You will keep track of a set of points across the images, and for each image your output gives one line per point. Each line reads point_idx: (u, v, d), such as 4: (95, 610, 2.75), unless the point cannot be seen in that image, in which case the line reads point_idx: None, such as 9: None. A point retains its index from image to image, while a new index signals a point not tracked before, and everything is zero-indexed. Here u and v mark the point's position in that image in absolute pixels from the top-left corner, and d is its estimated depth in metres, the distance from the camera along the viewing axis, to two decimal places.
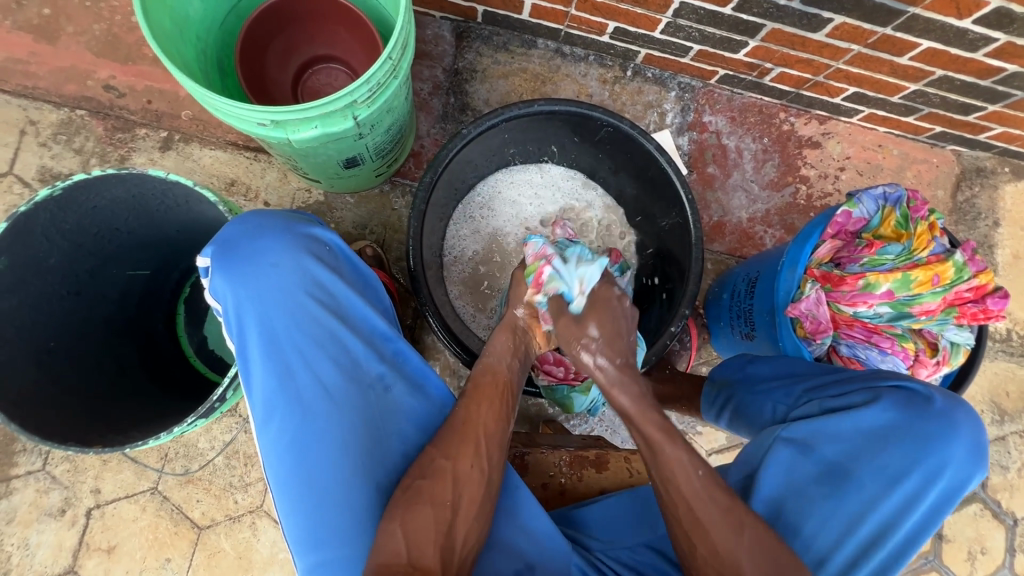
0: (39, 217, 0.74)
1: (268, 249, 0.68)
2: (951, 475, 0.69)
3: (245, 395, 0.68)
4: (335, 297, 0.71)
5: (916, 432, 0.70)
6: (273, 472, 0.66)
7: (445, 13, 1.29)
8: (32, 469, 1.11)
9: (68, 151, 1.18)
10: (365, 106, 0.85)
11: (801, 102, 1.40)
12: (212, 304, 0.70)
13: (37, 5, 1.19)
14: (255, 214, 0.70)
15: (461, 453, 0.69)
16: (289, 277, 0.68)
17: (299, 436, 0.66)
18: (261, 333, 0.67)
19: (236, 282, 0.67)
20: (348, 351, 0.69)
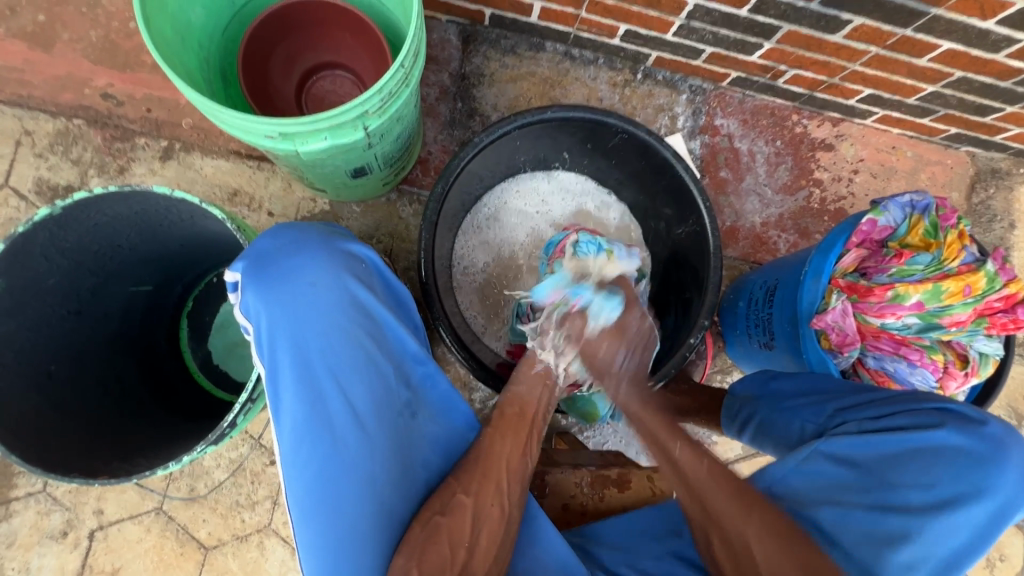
0: (38, 237, 0.71)
1: (306, 266, 0.64)
2: (1004, 500, 0.65)
3: (270, 417, 0.63)
4: (372, 318, 0.67)
5: (963, 452, 0.67)
6: (294, 500, 0.62)
7: (452, 16, 1.25)
8: (33, 491, 1.08)
9: (65, 162, 1.15)
10: (376, 116, 0.82)
11: (814, 104, 1.38)
12: (239, 321, 0.66)
13: (31, 12, 1.15)
14: (291, 230, 0.66)
15: (484, 491, 0.68)
16: (327, 297, 0.64)
17: (324, 463, 0.62)
18: (292, 354, 0.62)
19: (272, 300, 0.62)
20: (381, 377, 0.66)
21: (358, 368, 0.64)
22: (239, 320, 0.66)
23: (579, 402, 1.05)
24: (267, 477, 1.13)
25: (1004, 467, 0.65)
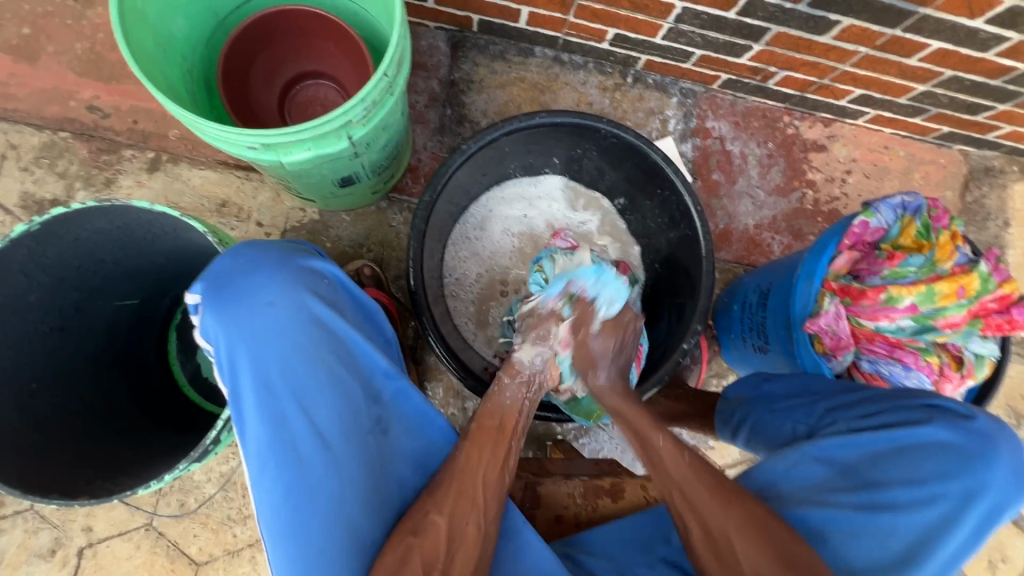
0: (17, 254, 0.70)
1: (265, 287, 0.61)
2: (994, 498, 0.64)
3: (236, 440, 0.62)
4: (336, 335, 0.65)
5: (952, 449, 0.67)
6: (265, 521, 0.60)
7: (440, 22, 1.25)
8: (20, 509, 1.07)
9: (51, 175, 1.14)
10: (360, 125, 0.81)
11: (805, 105, 1.37)
12: (201, 344, 0.64)
13: (16, 25, 1.15)
14: (250, 247, 0.64)
15: (457, 510, 0.66)
16: (285, 318, 0.62)
17: (294, 487, 0.60)
18: (256, 377, 0.61)
19: (229, 323, 0.60)
20: (348, 396, 0.64)
21: (324, 386, 0.63)
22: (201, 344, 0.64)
23: (583, 401, 0.93)
24: None
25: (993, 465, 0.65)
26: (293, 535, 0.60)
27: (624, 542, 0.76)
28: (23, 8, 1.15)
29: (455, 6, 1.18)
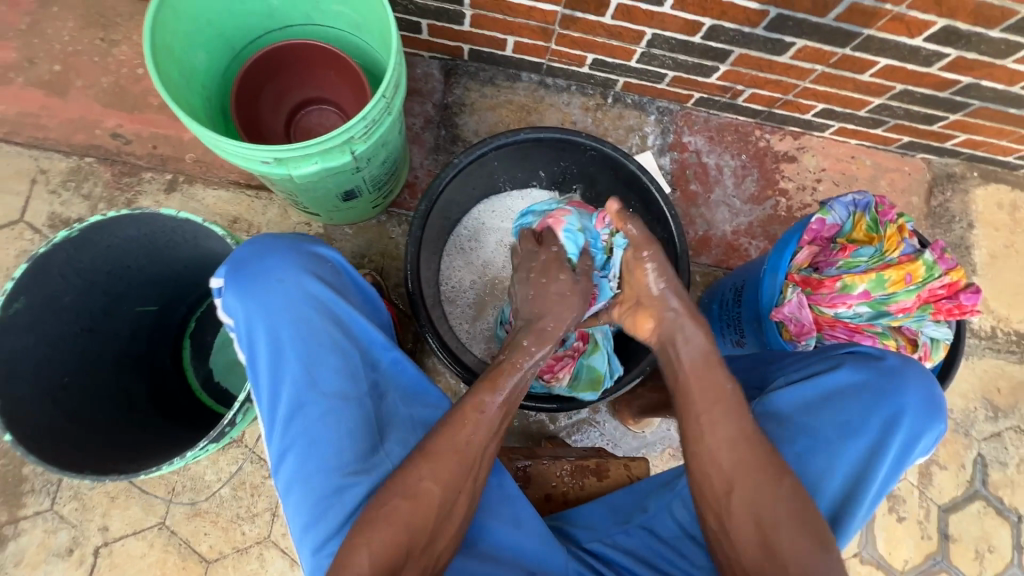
0: (57, 258, 0.79)
1: (276, 265, 0.69)
2: (911, 424, 0.72)
3: (256, 405, 0.69)
4: (337, 308, 0.71)
5: (870, 387, 0.74)
6: (281, 476, 0.67)
7: (433, 52, 1.37)
8: (41, 510, 1.12)
9: (77, 197, 1.23)
10: (362, 141, 0.91)
11: (774, 120, 1.48)
12: (225, 323, 0.72)
13: (48, 63, 1.26)
14: (263, 235, 0.72)
15: (450, 480, 0.65)
16: (292, 291, 0.69)
17: (302, 443, 0.66)
18: (270, 347, 0.68)
19: (247, 297, 0.68)
20: (350, 361, 0.70)
21: (326, 353, 0.68)
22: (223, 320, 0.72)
23: (580, 374, 1.06)
24: (266, 490, 1.17)
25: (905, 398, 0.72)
26: (307, 490, 0.65)
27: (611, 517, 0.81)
28: (55, 48, 1.27)
29: (446, 37, 1.30)
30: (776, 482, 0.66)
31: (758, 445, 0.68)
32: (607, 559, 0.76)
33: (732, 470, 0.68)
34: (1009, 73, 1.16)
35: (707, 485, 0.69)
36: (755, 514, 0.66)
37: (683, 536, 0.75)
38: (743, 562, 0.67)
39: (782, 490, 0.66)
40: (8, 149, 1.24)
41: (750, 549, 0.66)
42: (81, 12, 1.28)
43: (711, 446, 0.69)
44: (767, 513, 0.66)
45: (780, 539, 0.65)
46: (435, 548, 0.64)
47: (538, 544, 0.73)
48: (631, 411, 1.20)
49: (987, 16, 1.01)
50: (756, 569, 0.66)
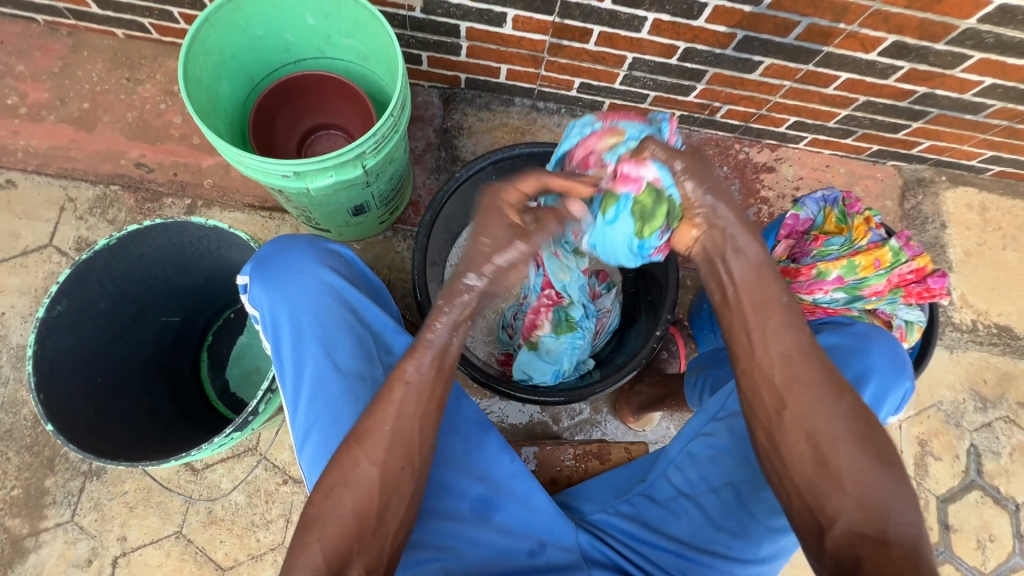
0: (96, 264, 0.86)
1: (299, 259, 0.77)
2: (877, 381, 0.80)
3: (281, 388, 0.76)
4: (351, 297, 0.78)
5: (839, 349, 0.83)
6: (304, 452, 0.72)
7: (433, 82, 1.49)
8: (61, 521, 1.16)
9: (102, 222, 1.32)
10: (372, 156, 1.00)
11: (751, 134, 1.58)
12: (254, 316, 0.80)
13: (78, 101, 1.37)
14: (286, 235, 0.81)
15: (389, 459, 0.67)
16: (312, 281, 0.76)
17: (321, 421, 0.72)
18: (291, 333, 0.75)
19: (272, 289, 0.76)
20: (365, 344, 0.76)
21: (342, 337, 0.75)
22: (252, 312, 0.80)
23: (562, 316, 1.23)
24: (280, 497, 1.20)
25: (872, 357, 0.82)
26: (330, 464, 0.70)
27: (613, 491, 0.91)
28: (84, 87, 1.38)
29: (445, 67, 1.42)
30: (835, 398, 0.69)
31: (814, 361, 0.71)
32: (613, 528, 0.85)
33: (788, 383, 0.71)
34: (959, 82, 1.27)
35: (761, 401, 0.72)
36: (811, 427, 0.69)
37: (678, 497, 0.85)
38: (792, 477, 0.69)
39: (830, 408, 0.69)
40: (39, 180, 1.33)
41: (803, 463, 0.68)
42: (109, 55, 1.40)
43: (767, 361, 0.72)
44: (825, 427, 0.68)
45: (838, 454, 0.67)
46: (386, 524, 0.66)
47: (546, 517, 0.81)
48: (631, 408, 1.25)
49: (931, 31, 1.13)
50: (807, 483, 0.68)
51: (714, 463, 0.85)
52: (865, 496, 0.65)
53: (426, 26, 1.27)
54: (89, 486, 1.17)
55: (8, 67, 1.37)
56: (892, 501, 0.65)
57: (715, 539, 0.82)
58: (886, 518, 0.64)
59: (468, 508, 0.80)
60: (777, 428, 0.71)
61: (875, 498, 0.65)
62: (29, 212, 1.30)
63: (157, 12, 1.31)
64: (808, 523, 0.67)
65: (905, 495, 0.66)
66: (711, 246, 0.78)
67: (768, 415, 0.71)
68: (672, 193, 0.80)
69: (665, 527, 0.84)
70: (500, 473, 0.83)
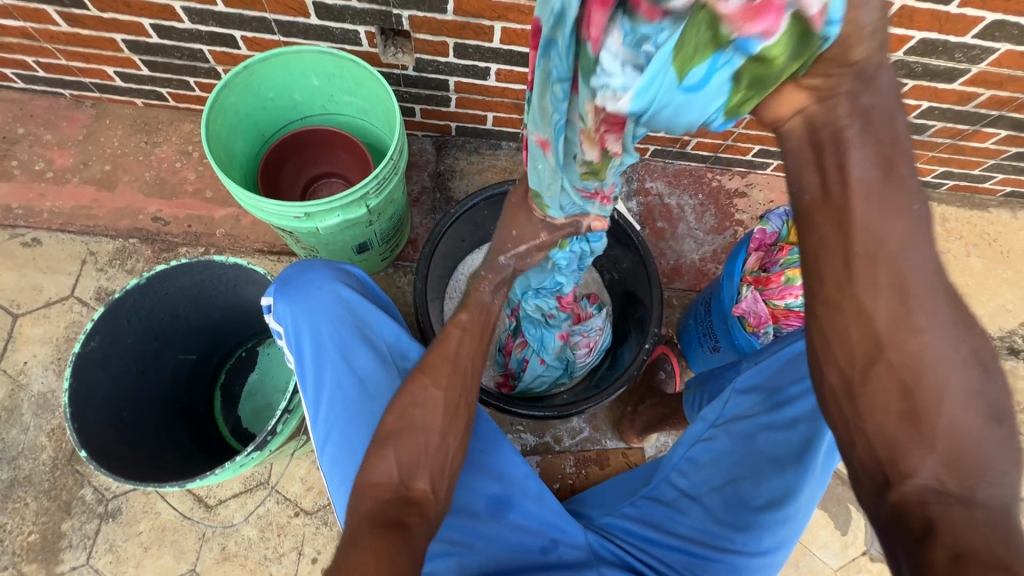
0: (127, 302, 0.94)
1: (317, 278, 0.85)
2: None
3: (303, 396, 0.83)
4: (364, 311, 0.85)
5: None
6: (327, 456, 0.79)
7: (426, 131, 1.62)
8: (77, 564, 1.18)
9: (121, 273, 1.40)
10: (375, 196, 1.10)
11: (722, 162, 1.70)
12: (278, 331, 0.87)
13: (100, 164, 1.49)
14: (306, 260, 0.89)
15: (450, 385, 0.76)
16: (329, 297, 0.84)
17: (342, 426, 0.78)
18: (312, 346, 0.82)
19: (294, 306, 0.84)
20: (379, 354, 0.83)
21: (358, 347, 0.82)
22: (275, 328, 0.88)
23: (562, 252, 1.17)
24: (292, 529, 1.23)
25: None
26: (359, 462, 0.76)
27: (616, 495, 0.98)
28: (106, 151, 1.50)
29: (436, 117, 1.56)
30: (951, 340, 0.50)
31: (938, 290, 0.50)
32: (620, 529, 0.91)
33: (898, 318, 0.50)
34: None
35: (845, 341, 0.53)
36: (909, 375, 0.51)
37: (682, 498, 0.91)
38: (867, 431, 0.53)
39: (942, 357, 0.50)
40: (63, 237, 1.42)
41: (887, 419, 0.52)
42: (129, 122, 1.53)
43: (868, 289, 0.51)
44: (930, 374, 0.50)
45: (937, 409, 0.50)
46: (448, 444, 0.73)
47: (555, 515, 0.88)
48: (634, 430, 1.29)
49: None
50: (886, 438, 0.52)
51: (714, 464, 0.91)
52: (955, 455, 0.50)
53: (418, 82, 1.41)
54: (105, 528, 1.20)
55: (36, 137, 1.50)
56: (987, 462, 0.51)
57: (720, 534, 0.86)
58: (975, 481, 0.50)
59: (484, 505, 0.86)
60: (860, 376, 0.53)
61: (967, 457, 0.50)
62: (52, 267, 1.39)
63: (174, 82, 1.45)
64: (871, 477, 0.53)
65: (1010, 457, 0.50)
66: (821, 116, 0.52)
67: (854, 358, 0.53)
68: (829, 36, 0.45)
69: (671, 525, 0.89)
70: (513, 473, 0.88)
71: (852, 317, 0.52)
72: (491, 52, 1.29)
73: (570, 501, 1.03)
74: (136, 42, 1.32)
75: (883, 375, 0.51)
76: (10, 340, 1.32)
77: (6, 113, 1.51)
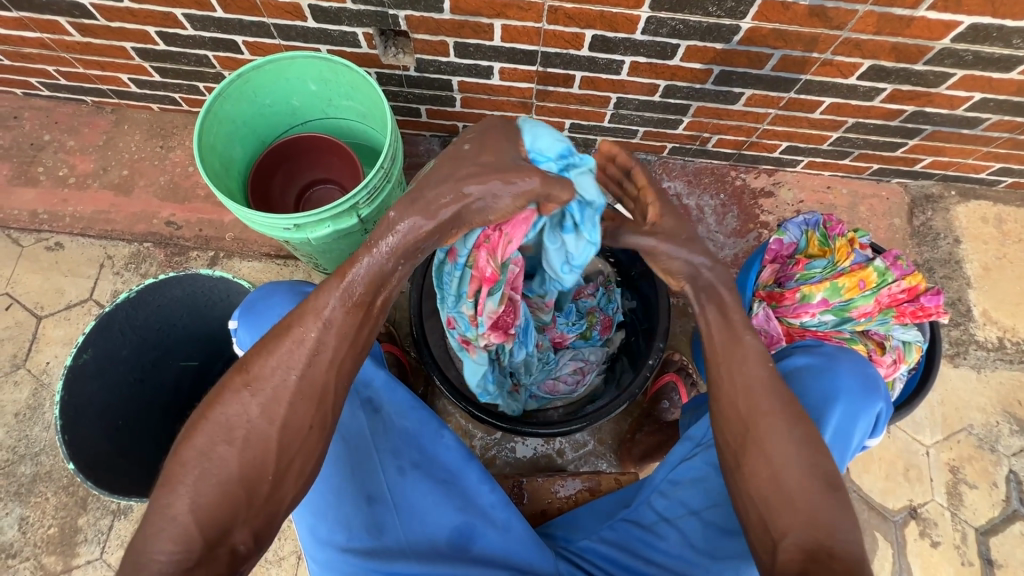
0: (118, 315, 0.95)
1: (278, 303, 0.86)
2: (847, 397, 0.83)
3: None
4: None
5: (812, 368, 0.87)
6: None
7: (433, 132, 1.58)
8: (91, 558, 1.23)
9: (135, 276, 1.44)
10: (366, 205, 1.08)
11: (746, 160, 1.59)
12: (243, 354, 0.88)
13: (118, 170, 1.53)
14: (272, 283, 0.90)
15: (291, 415, 0.70)
16: None
17: None
18: None
19: (256, 331, 0.85)
20: None
21: None
22: (239, 353, 0.89)
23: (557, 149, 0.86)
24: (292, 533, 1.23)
25: (840, 375, 0.85)
26: (327, 506, 0.80)
27: (596, 517, 0.94)
28: (124, 156, 1.54)
29: (443, 117, 1.51)
30: (788, 427, 0.75)
31: (775, 393, 0.77)
32: (595, 555, 0.88)
33: (749, 409, 0.76)
34: (947, 99, 1.27)
35: (729, 424, 0.78)
36: (763, 451, 0.74)
37: (661, 522, 0.87)
38: (749, 497, 0.74)
39: (786, 434, 0.74)
40: (83, 241, 1.47)
41: (761, 484, 0.74)
42: (146, 127, 1.57)
43: (734, 396, 0.78)
44: (777, 451, 0.74)
45: (787, 475, 0.73)
46: (280, 494, 0.71)
47: (520, 544, 0.85)
48: (632, 458, 1.25)
49: (907, 53, 1.14)
50: (764, 498, 0.73)
51: (695, 488, 0.86)
52: (813, 515, 0.71)
53: (421, 83, 1.37)
54: (118, 524, 1.25)
55: (60, 143, 1.55)
56: (836, 521, 0.71)
57: (695, 563, 0.83)
58: (832, 537, 0.70)
59: (446, 539, 0.84)
60: (739, 453, 0.76)
61: (824, 518, 0.71)
62: (73, 270, 1.44)
63: (185, 87, 1.47)
64: (761, 537, 0.73)
65: (847, 515, 0.72)
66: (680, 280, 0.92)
67: (735, 436, 0.77)
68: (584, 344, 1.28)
69: (647, 551, 0.86)
70: (478, 502, 0.87)
71: (730, 411, 0.78)
72: (493, 51, 1.23)
73: (545, 525, 0.99)
74: (144, 49, 1.33)
75: (753, 452, 0.75)
76: (34, 341, 1.38)
77: (33, 120, 1.56)
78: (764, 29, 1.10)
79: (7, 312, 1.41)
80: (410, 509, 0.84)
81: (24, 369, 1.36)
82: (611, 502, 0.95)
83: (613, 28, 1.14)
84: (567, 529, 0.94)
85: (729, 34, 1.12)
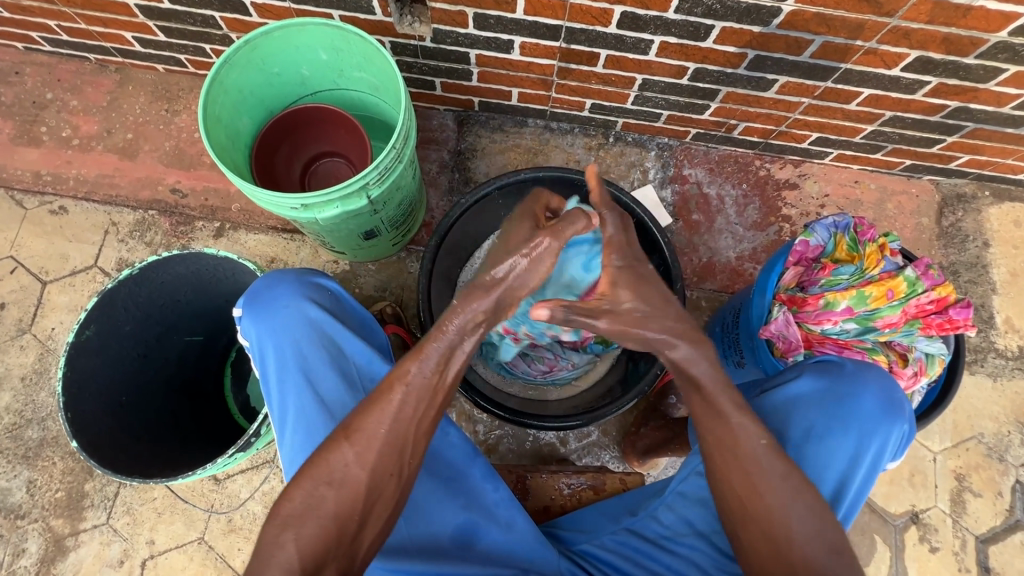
0: (121, 292, 0.94)
1: (283, 293, 0.83)
2: (868, 424, 0.82)
3: (272, 412, 0.83)
4: (330, 334, 0.84)
5: (835, 391, 0.85)
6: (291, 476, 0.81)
7: (447, 106, 1.52)
8: (98, 523, 1.25)
9: (140, 244, 1.42)
10: (376, 186, 1.04)
11: (772, 150, 1.52)
12: (246, 343, 0.86)
13: (122, 133, 1.48)
14: (276, 271, 0.87)
15: (381, 463, 0.71)
16: (296, 315, 0.82)
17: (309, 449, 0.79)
18: (276, 362, 0.82)
19: (260, 323, 0.83)
20: (345, 375, 0.82)
21: (326, 363, 0.82)
22: (244, 342, 0.87)
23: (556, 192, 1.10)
24: None
25: (863, 399, 0.84)
26: None
27: (599, 520, 0.93)
28: (128, 119, 1.49)
29: (458, 91, 1.45)
30: (791, 498, 0.74)
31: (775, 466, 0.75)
32: (596, 559, 0.88)
33: (750, 482, 0.75)
34: (994, 95, 1.19)
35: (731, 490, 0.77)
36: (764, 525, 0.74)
37: (663, 533, 0.87)
38: (752, 564, 0.76)
39: (787, 502, 0.74)
40: (88, 206, 1.44)
41: (761, 552, 0.75)
42: (150, 89, 1.51)
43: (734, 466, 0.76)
44: (779, 522, 0.74)
45: (790, 545, 0.73)
46: (362, 537, 0.70)
47: (523, 542, 0.85)
48: (636, 452, 1.24)
49: (958, 44, 1.06)
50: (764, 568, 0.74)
51: (701, 503, 0.86)
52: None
53: (437, 54, 1.30)
54: (123, 492, 1.26)
55: (63, 103, 1.50)
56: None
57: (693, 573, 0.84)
58: None
59: (449, 537, 0.83)
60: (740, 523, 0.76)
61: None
62: (78, 236, 1.42)
63: (191, 48, 1.40)
64: None
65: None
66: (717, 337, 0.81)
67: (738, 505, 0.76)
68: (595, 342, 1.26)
69: (647, 560, 0.86)
70: (483, 500, 0.87)
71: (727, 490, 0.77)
72: (514, 24, 1.16)
73: (550, 522, 0.99)
74: (148, 7, 1.27)
75: (755, 517, 0.75)
76: (39, 307, 1.37)
77: (34, 76, 1.51)
78: (807, 12, 1.02)
79: (12, 276, 1.39)
80: (413, 505, 0.82)
81: (29, 334, 1.36)
82: (606, 513, 0.94)
83: (644, 5, 1.07)
84: (570, 527, 0.95)
85: (768, 17, 1.05)
